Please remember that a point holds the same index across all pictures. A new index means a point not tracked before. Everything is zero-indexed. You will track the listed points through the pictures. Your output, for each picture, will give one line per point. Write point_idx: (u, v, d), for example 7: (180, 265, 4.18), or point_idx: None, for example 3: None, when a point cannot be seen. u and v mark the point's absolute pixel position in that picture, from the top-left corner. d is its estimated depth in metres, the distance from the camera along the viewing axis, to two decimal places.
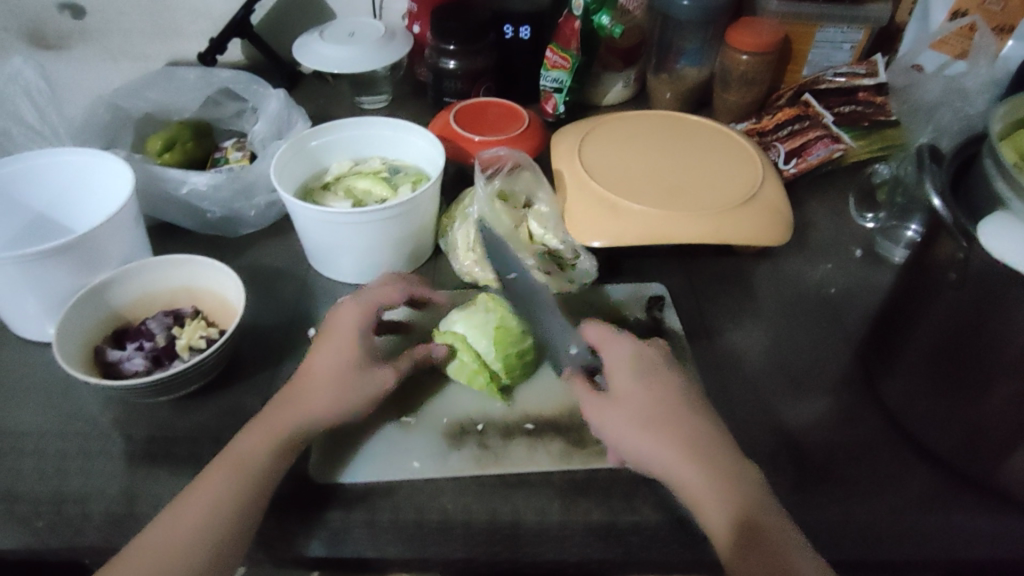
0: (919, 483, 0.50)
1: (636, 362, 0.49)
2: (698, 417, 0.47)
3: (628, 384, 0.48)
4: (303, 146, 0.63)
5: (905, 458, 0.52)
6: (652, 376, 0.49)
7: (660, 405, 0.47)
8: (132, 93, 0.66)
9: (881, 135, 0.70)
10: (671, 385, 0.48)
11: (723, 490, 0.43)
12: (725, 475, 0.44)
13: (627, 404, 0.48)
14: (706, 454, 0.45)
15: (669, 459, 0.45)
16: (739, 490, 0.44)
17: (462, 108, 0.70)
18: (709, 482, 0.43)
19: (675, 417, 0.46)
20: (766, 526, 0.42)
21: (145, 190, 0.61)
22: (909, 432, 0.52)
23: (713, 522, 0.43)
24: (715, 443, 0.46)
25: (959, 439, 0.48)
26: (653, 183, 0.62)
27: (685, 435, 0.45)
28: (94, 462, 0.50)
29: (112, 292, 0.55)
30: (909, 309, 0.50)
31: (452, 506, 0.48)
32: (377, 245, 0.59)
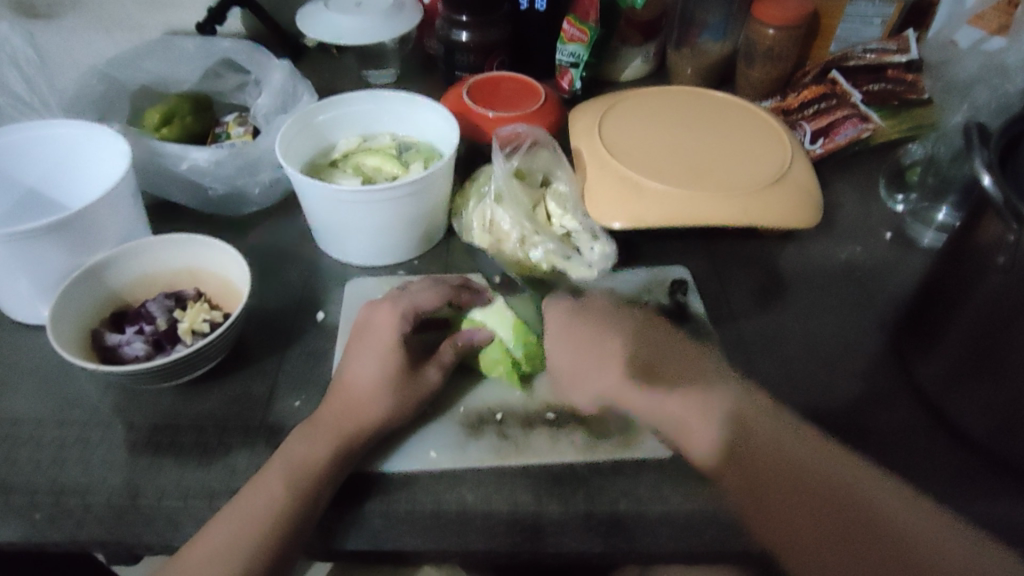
0: (954, 472, 0.48)
1: (557, 322, 0.50)
2: (647, 353, 0.48)
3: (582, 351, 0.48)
4: (310, 120, 0.60)
5: (940, 445, 0.49)
6: (574, 322, 0.50)
7: (580, 348, 0.48)
8: (128, 64, 0.63)
9: (910, 115, 0.67)
10: (594, 324, 0.49)
11: (698, 419, 0.43)
12: (710, 394, 0.44)
13: (568, 360, 0.49)
14: (664, 386, 0.46)
15: (620, 394, 0.46)
16: (737, 410, 0.43)
17: (476, 83, 0.67)
18: (697, 421, 0.43)
19: (603, 350, 0.48)
20: (781, 444, 0.41)
21: (144, 166, 0.58)
22: (945, 417, 0.50)
23: (702, 447, 0.43)
24: (692, 368, 0.46)
25: (996, 427, 0.46)
26: (672, 158, 0.59)
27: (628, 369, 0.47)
28: (93, 452, 0.47)
29: (109, 272, 0.52)
30: (950, 291, 0.48)
31: (471, 497, 0.46)
32: (388, 225, 0.56)
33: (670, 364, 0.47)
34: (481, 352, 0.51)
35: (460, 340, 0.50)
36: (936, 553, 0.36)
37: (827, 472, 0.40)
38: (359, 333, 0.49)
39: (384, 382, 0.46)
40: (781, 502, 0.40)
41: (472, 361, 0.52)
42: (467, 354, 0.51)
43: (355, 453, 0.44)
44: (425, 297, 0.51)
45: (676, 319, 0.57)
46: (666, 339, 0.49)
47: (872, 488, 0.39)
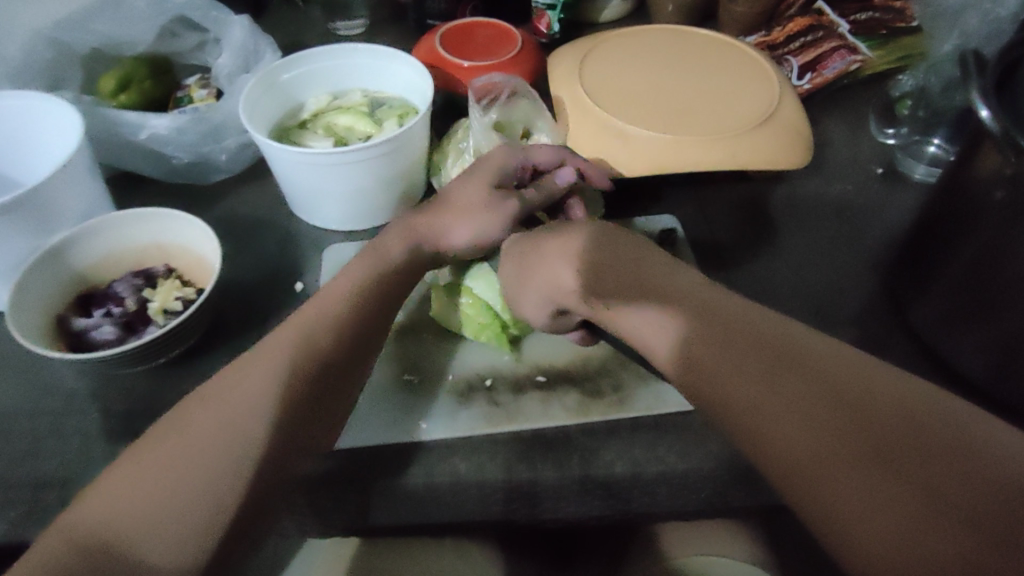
0: None
1: (506, 245, 0.50)
2: (608, 258, 0.45)
3: (528, 251, 0.48)
4: (274, 80, 0.56)
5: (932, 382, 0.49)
6: (525, 235, 0.50)
7: (524, 251, 0.49)
8: (76, 24, 0.57)
9: (898, 44, 0.66)
10: (539, 233, 0.49)
11: (653, 321, 0.41)
12: (691, 306, 0.40)
13: (518, 263, 0.49)
14: (640, 298, 0.42)
15: (568, 293, 0.45)
16: (737, 325, 0.38)
17: (448, 31, 0.63)
18: (644, 311, 0.42)
19: (545, 246, 0.48)
20: (794, 360, 0.36)
21: (100, 136, 0.55)
22: (938, 354, 0.49)
23: (683, 377, 0.39)
24: (668, 284, 0.42)
25: (992, 362, 0.45)
26: (659, 101, 0.57)
27: (574, 259, 0.46)
28: (71, 443, 0.46)
29: (72, 254, 0.50)
30: (949, 227, 0.46)
31: (465, 468, 0.45)
32: (363, 188, 0.54)
33: (616, 270, 0.44)
34: (469, 317, 0.51)
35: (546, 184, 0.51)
36: (988, 463, 0.30)
37: (853, 384, 0.34)
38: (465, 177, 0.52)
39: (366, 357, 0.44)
40: (777, 412, 0.34)
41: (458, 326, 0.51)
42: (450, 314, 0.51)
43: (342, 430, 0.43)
44: (476, 191, 0.50)
45: None
46: (628, 245, 0.46)
47: (912, 398, 0.33)
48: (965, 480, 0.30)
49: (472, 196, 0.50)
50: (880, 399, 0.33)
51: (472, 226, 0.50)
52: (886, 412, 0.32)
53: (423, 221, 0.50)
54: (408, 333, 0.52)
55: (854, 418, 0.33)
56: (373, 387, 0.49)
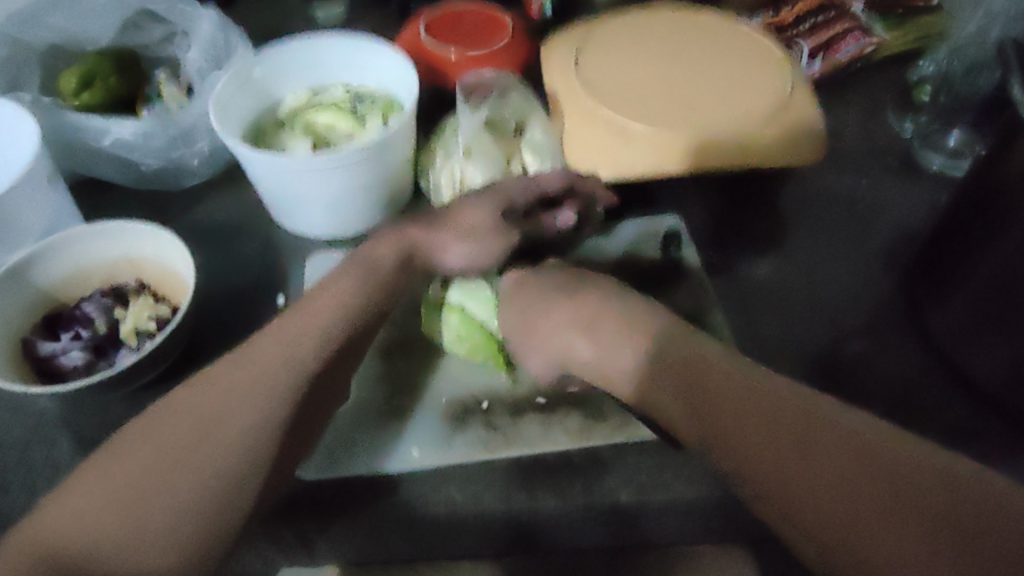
0: (950, 417, 0.46)
1: (506, 290, 0.47)
2: (602, 307, 0.41)
3: (526, 305, 0.45)
4: (247, 76, 0.52)
5: (943, 393, 0.47)
6: (525, 285, 0.46)
7: (525, 306, 0.45)
8: (29, 20, 0.54)
9: (916, 23, 0.62)
10: (540, 286, 0.45)
11: (629, 346, 0.38)
12: (668, 352, 0.37)
13: (519, 316, 0.45)
14: (625, 345, 0.38)
15: (568, 350, 0.42)
16: (733, 372, 0.35)
17: (433, 17, 0.59)
18: (629, 350, 0.38)
19: (546, 301, 0.44)
20: (799, 409, 0.32)
21: (61, 140, 0.51)
22: (949, 361, 0.47)
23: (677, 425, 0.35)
24: (649, 329, 0.39)
25: (1006, 380, 0.43)
26: (661, 94, 0.53)
27: (576, 314, 0.42)
28: (39, 475, 0.44)
29: (33, 273, 0.46)
30: (976, 235, 0.43)
31: (460, 498, 0.42)
32: (346, 192, 0.50)
33: (605, 313, 0.41)
34: (464, 337, 0.47)
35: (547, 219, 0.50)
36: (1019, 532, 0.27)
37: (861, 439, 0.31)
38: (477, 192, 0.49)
39: None
40: (766, 450, 0.31)
41: (451, 345, 0.47)
42: (443, 334, 0.47)
43: None
44: (480, 212, 0.48)
45: (669, 278, 0.52)
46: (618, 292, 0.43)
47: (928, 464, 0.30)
48: (994, 556, 0.27)
49: (472, 216, 0.48)
50: (898, 460, 0.30)
51: (471, 248, 0.47)
52: (905, 469, 0.29)
53: (420, 231, 0.48)
54: (397, 353, 0.49)
55: (872, 473, 0.29)
56: (362, 411, 0.46)
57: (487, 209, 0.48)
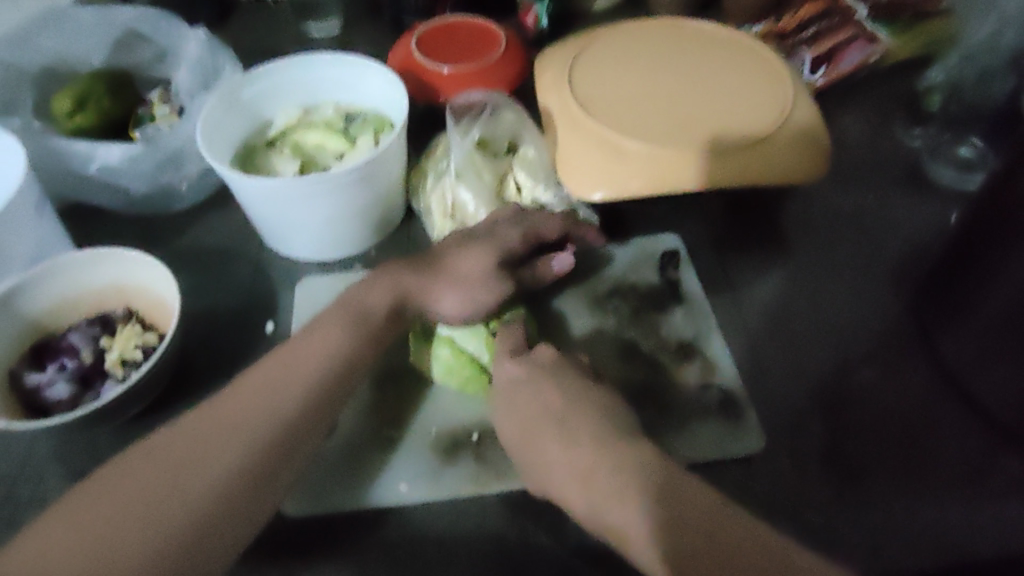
0: (970, 449, 0.44)
1: (500, 386, 0.44)
2: (602, 445, 0.38)
3: (521, 419, 0.42)
4: (236, 97, 0.51)
5: (960, 423, 0.45)
6: (520, 391, 0.43)
7: (521, 418, 0.42)
8: (20, 43, 0.53)
9: (922, 30, 0.59)
10: (536, 401, 0.42)
11: (631, 502, 0.35)
12: (645, 476, 0.36)
13: (514, 430, 0.42)
14: (618, 491, 0.36)
15: (564, 485, 0.38)
16: (694, 505, 0.35)
17: (426, 31, 0.58)
18: (633, 511, 0.35)
19: (544, 426, 0.41)
20: (757, 562, 0.32)
21: (50, 168, 0.51)
22: (964, 388, 0.45)
23: (651, 536, 0.35)
24: (634, 469, 0.37)
25: None
26: (658, 109, 0.52)
27: (574, 450, 0.39)
28: (27, 512, 0.43)
29: (20, 303, 0.46)
30: (985, 260, 0.42)
31: (449, 534, 0.42)
32: (334, 216, 0.49)
33: (607, 457, 0.38)
34: (454, 370, 0.46)
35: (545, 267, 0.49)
36: None
37: None
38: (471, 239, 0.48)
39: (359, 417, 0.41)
40: None
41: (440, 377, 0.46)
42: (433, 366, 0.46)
43: None
44: (477, 262, 0.47)
45: (667, 300, 0.51)
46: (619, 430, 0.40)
47: None
48: None
49: (472, 262, 0.47)
50: None
51: (466, 296, 0.46)
52: None
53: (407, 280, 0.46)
54: (387, 380, 0.48)
55: None
56: (351, 443, 0.45)
57: (483, 257, 0.47)
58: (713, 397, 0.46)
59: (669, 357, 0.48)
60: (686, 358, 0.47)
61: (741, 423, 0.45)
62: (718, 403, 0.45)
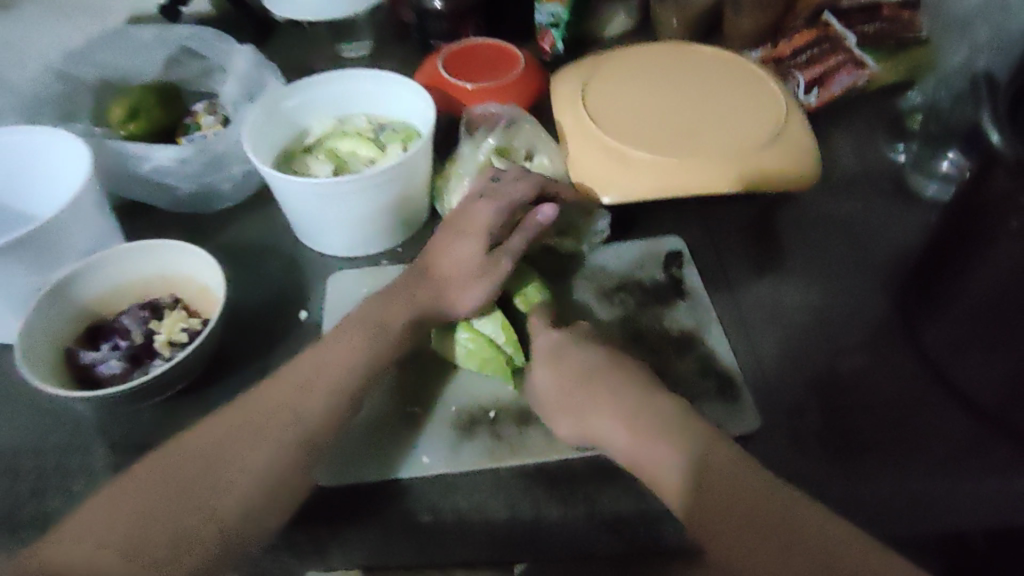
0: (966, 434, 0.46)
1: (543, 352, 0.49)
2: (639, 406, 0.44)
3: (559, 379, 0.47)
4: (278, 107, 0.56)
5: (951, 410, 0.48)
6: (563, 358, 0.48)
7: (564, 381, 0.47)
8: (79, 57, 0.59)
9: (908, 55, 0.65)
10: (579, 367, 0.47)
11: (661, 446, 0.41)
12: (665, 433, 0.42)
13: (556, 392, 0.47)
14: (652, 442, 0.42)
15: (607, 439, 0.44)
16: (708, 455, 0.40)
17: (451, 53, 0.63)
18: (659, 452, 0.41)
19: (586, 389, 0.46)
20: (763, 506, 0.38)
21: (107, 167, 0.55)
22: (952, 379, 0.48)
23: (667, 481, 0.40)
24: (664, 424, 0.42)
25: (1008, 393, 0.45)
26: (663, 122, 0.56)
27: (614, 411, 0.44)
28: (74, 477, 0.47)
29: (79, 287, 0.50)
30: (965, 253, 0.46)
31: (467, 505, 0.45)
32: (365, 214, 0.54)
33: (641, 407, 0.43)
34: (473, 353, 0.50)
35: (529, 222, 0.51)
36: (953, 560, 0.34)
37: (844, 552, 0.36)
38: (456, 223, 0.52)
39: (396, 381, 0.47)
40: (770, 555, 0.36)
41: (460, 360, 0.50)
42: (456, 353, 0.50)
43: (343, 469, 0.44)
44: (467, 247, 0.50)
45: (671, 295, 0.55)
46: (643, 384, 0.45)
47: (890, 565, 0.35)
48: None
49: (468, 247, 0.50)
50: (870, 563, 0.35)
51: (470, 288, 0.49)
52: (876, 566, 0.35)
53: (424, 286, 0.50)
54: (411, 363, 0.52)
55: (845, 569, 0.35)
56: (375, 419, 0.49)
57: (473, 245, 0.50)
58: (712, 382, 0.50)
59: (671, 346, 0.52)
60: (687, 347, 0.52)
61: (739, 404, 0.48)
62: (716, 388, 0.49)
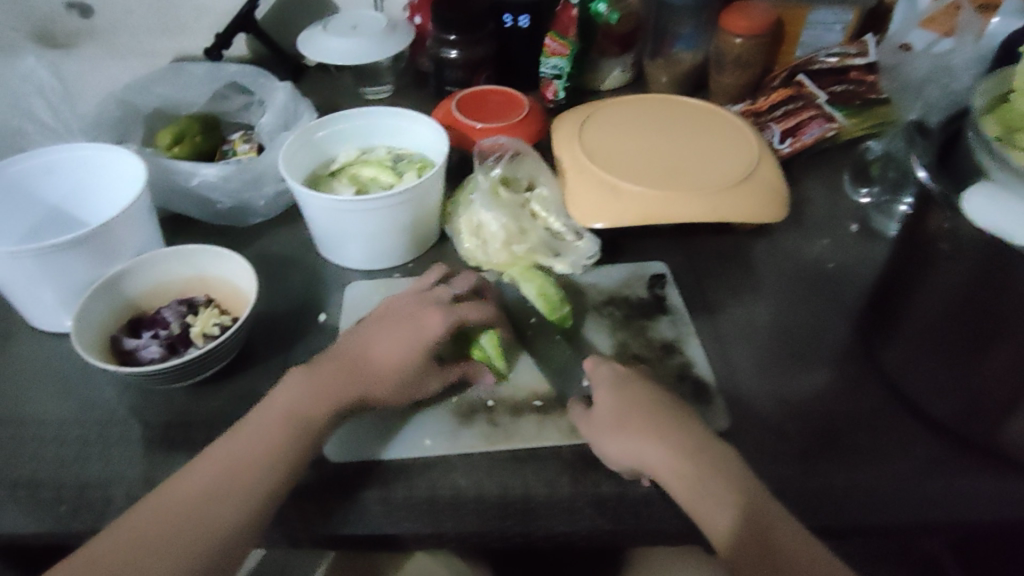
0: (915, 444, 0.52)
1: (609, 379, 0.53)
2: (696, 446, 0.48)
3: (617, 403, 0.51)
4: (310, 137, 0.64)
5: (904, 423, 0.53)
6: (626, 390, 0.52)
7: (626, 410, 0.50)
8: (140, 89, 0.67)
9: (872, 113, 0.73)
10: (645, 400, 0.51)
11: (715, 502, 0.45)
12: (717, 466, 0.47)
13: (613, 414, 0.50)
14: (713, 500, 0.45)
15: (660, 468, 0.47)
16: (745, 496, 0.45)
17: (464, 96, 0.71)
18: (723, 502, 0.45)
19: (648, 419, 0.50)
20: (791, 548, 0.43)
21: (156, 182, 0.63)
22: (905, 395, 0.54)
23: (716, 523, 0.45)
24: (726, 478, 0.46)
25: (957, 405, 0.50)
26: (651, 163, 0.63)
27: (673, 446, 0.48)
28: (114, 448, 0.52)
29: (126, 282, 0.57)
30: (905, 279, 0.51)
31: (464, 482, 0.50)
32: (381, 230, 0.61)
33: (706, 455, 0.47)
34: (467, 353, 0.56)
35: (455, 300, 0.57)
36: None
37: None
38: (382, 317, 0.55)
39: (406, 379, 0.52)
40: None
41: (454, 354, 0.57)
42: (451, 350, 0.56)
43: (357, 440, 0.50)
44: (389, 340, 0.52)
45: (654, 310, 0.61)
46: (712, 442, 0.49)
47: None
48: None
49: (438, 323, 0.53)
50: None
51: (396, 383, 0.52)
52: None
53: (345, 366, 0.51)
54: None
55: None
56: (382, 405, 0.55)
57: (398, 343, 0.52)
58: (688, 385, 0.55)
59: (653, 354, 0.58)
60: (666, 355, 0.58)
61: (711, 405, 0.54)
62: (693, 392, 0.55)
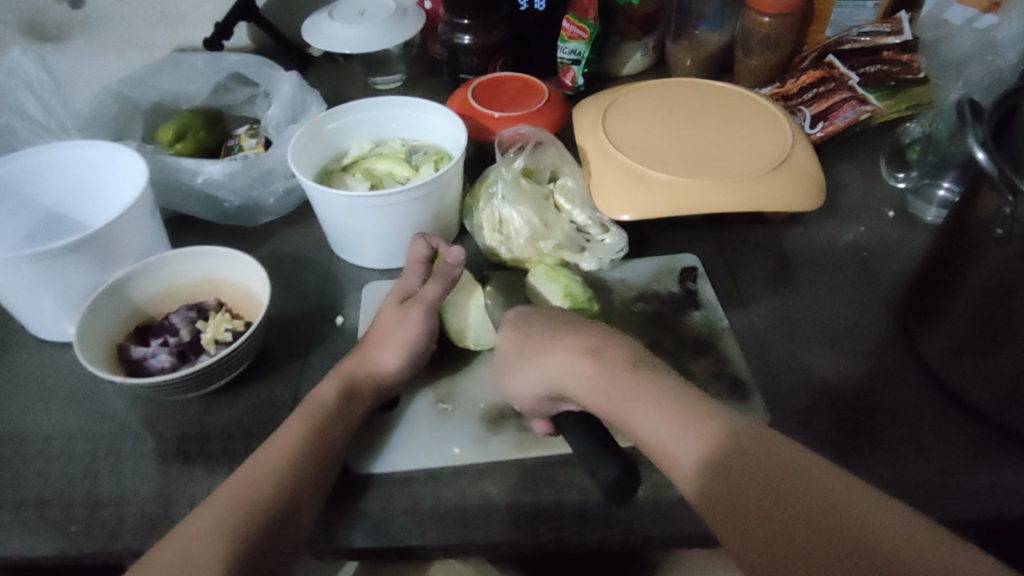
0: (959, 437, 0.49)
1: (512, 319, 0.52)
2: (614, 355, 0.44)
3: (526, 340, 0.49)
4: (319, 129, 0.60)
5: (948, 415, 0.50)
6: (528, 323, 0.50)
7: (529, 337, 0.49)
8: (139, 82, 0.64)
9: (908, 94, 0.69)
10: (549, 325, 0.49)
11: (675, 425, 0.38)
12: (690, 405, 0.39)
13: (523, 347, 0.49)
14: (666, 411, 0.39)
15: (580, 389, 0.44)
16: (724, 420, 0.38)
17: (481, 84, 0.68)
18: (670, 426, 0.39)
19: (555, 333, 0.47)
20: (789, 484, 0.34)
21: (160, 181, 0.59)
22: (949, 387, 0.51)
23: (680, 459, 0.38)
24: (694, 407, 0.39)
25: (999, 396, 0.47)
26: (677, 149, 0.60)
27: (584, 355, 0.45)
28: (124, 463, 0.49)
29: (132, 287, 0.54)
30: (950, 267, 0.49)
31: (495, 490, 0.47)
32: (400, 227, 0.57)
33: (627, 375, 0.42)
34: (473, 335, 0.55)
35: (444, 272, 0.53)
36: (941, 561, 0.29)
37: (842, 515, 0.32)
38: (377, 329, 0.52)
39: (402, 347, 0.51)
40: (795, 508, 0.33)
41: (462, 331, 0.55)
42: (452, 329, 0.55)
43: (338, 444, 0.46)
44: (387, 329, 0.52)
45: (685, 305, 0.58)
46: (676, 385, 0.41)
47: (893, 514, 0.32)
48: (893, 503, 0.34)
49: (436, 293, 0.53)
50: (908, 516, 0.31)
51: (396, 346, 0.50)
52: None
53: (355, 360, 0.50)
54: (440, 367, 0.55)
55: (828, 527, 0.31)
56: (407, 414, 0.52)
57: (393, 329, 0.51)
58: (724, 383, 0.52)
59: (689, 351, 0.55)
60: (702, 350, 0.55)
61: (749, 402, 0.51)
62: (729, 388, 0.52)
